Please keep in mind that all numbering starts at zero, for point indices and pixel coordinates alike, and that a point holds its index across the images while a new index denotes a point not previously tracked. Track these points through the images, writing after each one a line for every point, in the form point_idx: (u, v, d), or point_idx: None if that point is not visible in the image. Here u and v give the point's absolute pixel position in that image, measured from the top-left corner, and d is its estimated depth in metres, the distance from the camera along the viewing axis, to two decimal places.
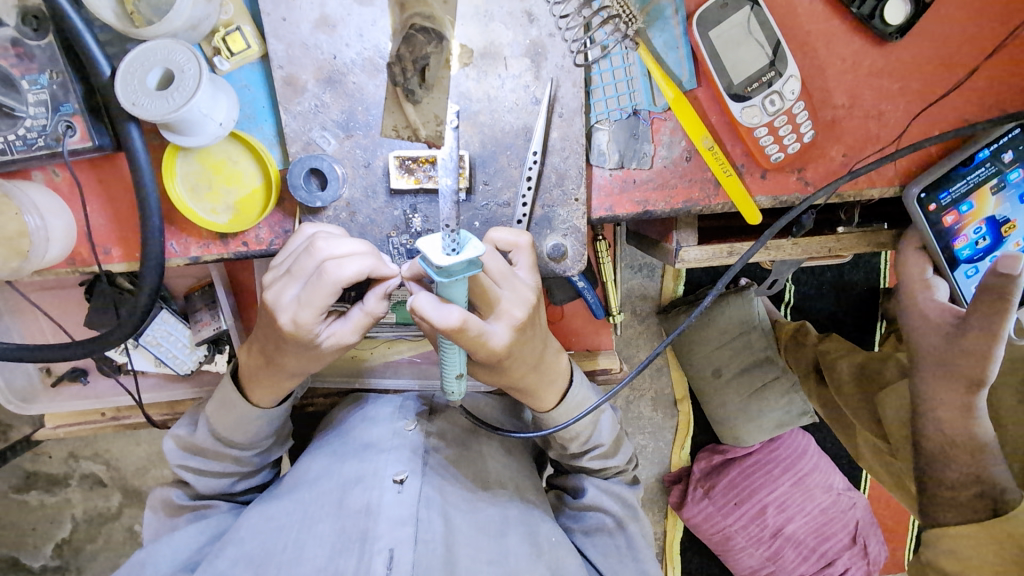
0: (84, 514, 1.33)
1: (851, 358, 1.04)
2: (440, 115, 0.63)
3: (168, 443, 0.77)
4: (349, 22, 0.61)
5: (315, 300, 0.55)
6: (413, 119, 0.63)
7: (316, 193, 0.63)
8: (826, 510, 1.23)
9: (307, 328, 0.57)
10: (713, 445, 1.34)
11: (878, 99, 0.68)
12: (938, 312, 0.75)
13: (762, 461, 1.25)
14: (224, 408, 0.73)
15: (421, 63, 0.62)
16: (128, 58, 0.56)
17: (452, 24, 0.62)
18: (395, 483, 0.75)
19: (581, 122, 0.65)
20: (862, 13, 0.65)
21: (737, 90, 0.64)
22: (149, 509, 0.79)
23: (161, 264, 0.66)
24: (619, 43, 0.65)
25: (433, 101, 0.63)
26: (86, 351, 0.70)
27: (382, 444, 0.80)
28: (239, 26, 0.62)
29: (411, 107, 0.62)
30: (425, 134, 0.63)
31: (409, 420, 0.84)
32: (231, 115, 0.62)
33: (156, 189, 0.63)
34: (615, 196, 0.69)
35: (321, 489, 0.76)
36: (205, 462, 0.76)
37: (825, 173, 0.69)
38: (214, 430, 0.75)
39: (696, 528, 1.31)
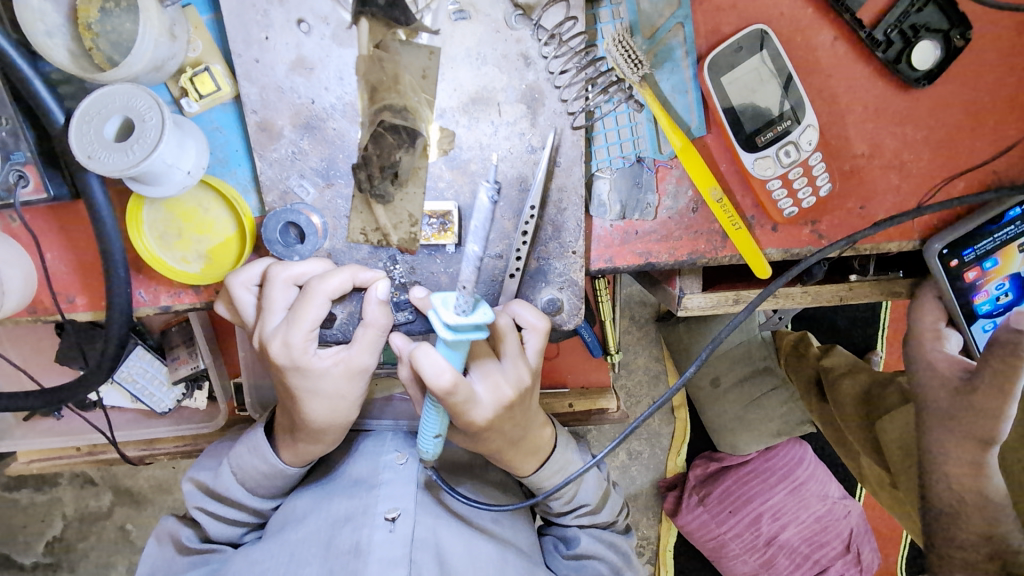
0: (75, 513, 1.29)
1: (856, 378, 1.00)
2: (414, 214, 0.59)
3: (187, 485, 0.71)
4: (328, 64, 0.56)
5: (304, 317, 0.56)
6: (384, 222, 0.59)
7: (294, 247, 0.59)
8: (820, 519, 1.20)
9: (298, 350, 0.57)
10: (708, 453, 1.30)
11: (899, 149, 0.63)
12: (948, 366, 0.72)
13: (758, 471, 1.21)
14: (253, 455, 0.67)
15: (390, 169, 0.58)
16: (83, 105, 0.51)
17: (430, 106, 0.57)
18: (388, 520, 0.71)
19: (581, 171, 0.60)
20: (888, 58, 0.59)
21: (750, 140, 0.59)
22: (154, 541, 0.73)
23: (128, 316, 0.61)
24: (626, 101, 0.60)
25: (406, 198, 0.59)
26: (52, 402, 0.65)
27: (374, 479, 0.76)
28: (207, 65, 0.56)
29: (381, 208, 0.59)
30: (397, 238, 0.60)
31: (400, 453, 0.80)
32: (200, 162, 0.57)
33: (121, 242, 0.58)
34: (616, 247, 0.64)
35: (308, 529, 0.71)
36: (227, 510, 0.70)
37: (841, 227, 0.64)
38: (239, 476, 0.68)
39: (689, 535, 1.27)
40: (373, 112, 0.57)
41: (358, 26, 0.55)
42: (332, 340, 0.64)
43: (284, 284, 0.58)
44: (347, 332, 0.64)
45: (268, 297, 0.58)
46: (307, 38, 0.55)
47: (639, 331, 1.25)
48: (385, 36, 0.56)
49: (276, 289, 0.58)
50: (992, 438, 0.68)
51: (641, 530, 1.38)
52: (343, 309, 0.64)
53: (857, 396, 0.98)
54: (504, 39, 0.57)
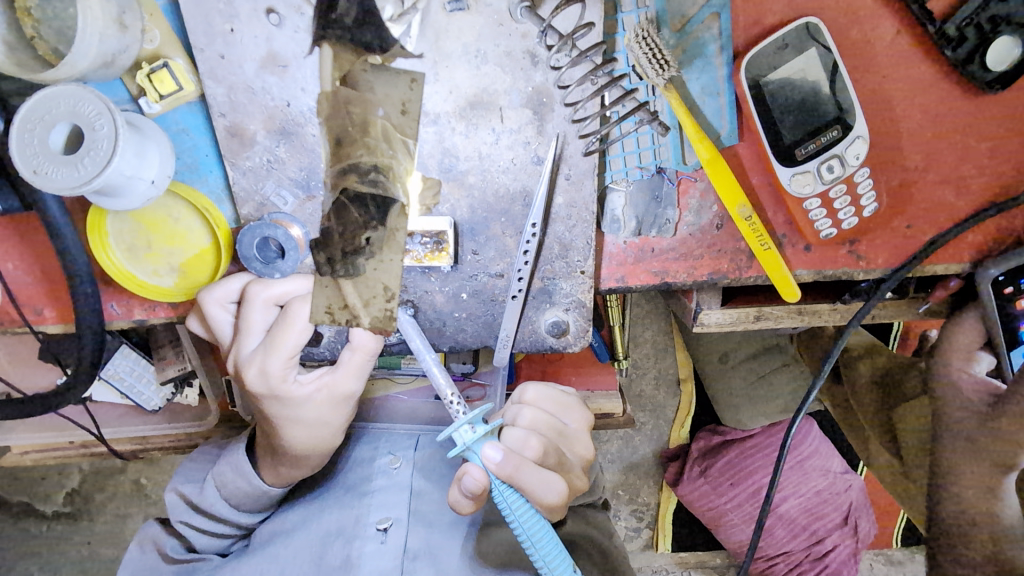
0: (90, 466, 1.27)
1: (873, 361, 0.95)
2: (389, 286, 0.52)
3: (171, 496, 0.70)
4: (304, 61, 0.48)
5: (282, 344, 0.51)
6: (352, 300, 0.52)
7: (275, 263, 0.52)
8: (821, 492, 1.17)
9: (276, 378, 0.52)
10: (714, 425, 1.24)
11: (959, 161, 0.55)
12: (974, 391, 0.67)
13: (762, 445, 1.14)
14: (236, 475, 0.65)
15: (352, 244, 0.52)
16: (24, 110, 0.44)
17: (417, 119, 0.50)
18: (379, 531, 0.69)
19: (592, 185, 0.53)
20: (957, 58, 0.51)
21: (788, 152, 0.52)
22: (133, 548, 0.72)
23: (99, 333, 0.57)
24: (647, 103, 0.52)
25: (380, 269, 0.52)
26: (28, 411, 0.62)
27: (368, 486, 0.74)
28: (167, 59, 0.49)
29: (349, 284, 0.52)
30: (368, 318, 0.52)
31: (394, 457, 0.76)
32: (165, 169, 0.50)
33: (84, 256, 0.53)
34: (629, 266, 0.58)
35: (299, 544, 0.69)
36: (212, 523, 0.69)
37: (882, 248, 0.57)
38: (222, 491, 0.66)
39: (690, 505, 1.24)
40: (338, 175, 0.51)
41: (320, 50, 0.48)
42: (319, 359, 0.59)
43: (262, 306, 0.52)
44: (335, 351, 0.59)
45: (246, 319, 0.52)
46: (279, 31, 0.47)
47: (649, 304, 1.20)
48: (354, 65, 0.49)
49: (254, 310, 0.52)
50: (1013, 465, 0.64)
51: (642, 497, 1.35)
52: (329, 327, 0.58)
53: (875, 390, 0.94)
54: (508, 34, 0.49)
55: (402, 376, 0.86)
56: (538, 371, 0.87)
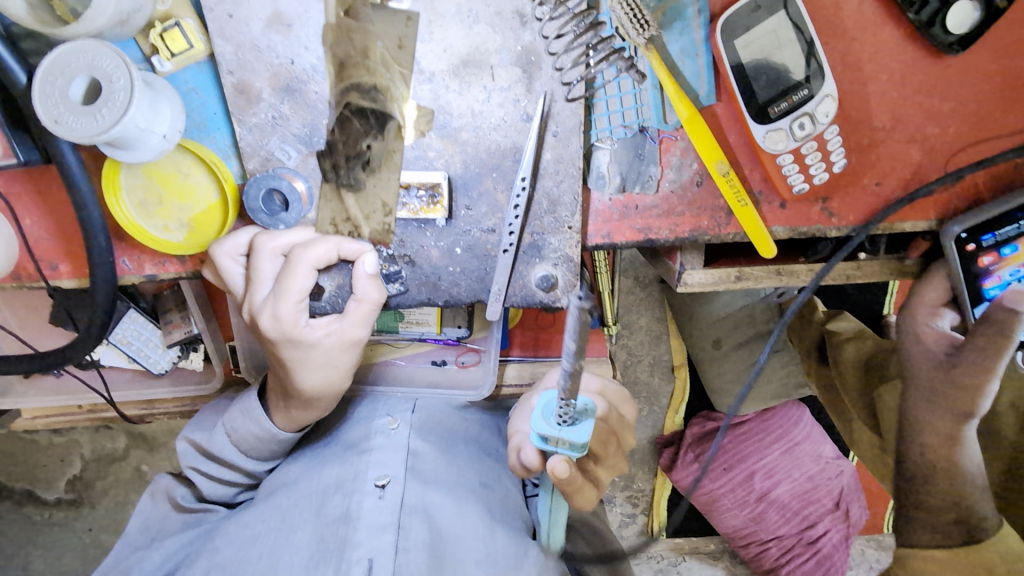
0: (92, 455, 1.31)
1: (858, 343, 0.97)
2: (388, 204, 0.57)
3: (182, 444, 0.76)
4: (307, 21, 0.52)
5: (290, 289, 0.55)
6: (355, 213, 0.57)
7: (279, 215, 0.56)
8: (813, 478, 1.20)
9: (288, 323, 0.56)
10: (707, 413, 1.29)
11: (924, 120, 0.58)
12: (936, 341, 0.69)
13: (754, 430, 1.22)
14: (247, 418, 0.70)
15: (358, 157, 0.56)
16: (46, 64, 0.47)
17: (409, 73, 0.54)
18: (377, 487, 0.73)
19: (578, 142, 0.56)
20: (920, 19, 0.54)
21: (762, 110, 0.55)
22: (147, 496, 0.79)
23: (112, 284, 0.60)
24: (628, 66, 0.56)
25: (378, 185, 0.56)
26: (31, 369, 0.66)
27: (365, 445, 0.77)
28: (178, 20, 0.52)
29: (351, 199, 0.57)
30: (369, 230, 0.58)
31: (392, 418, 0.80)
32: (176, 125, 0.54)
33: (98, 208, 0.56)
34: (615, 222, 0.61)
35: (301, 494, 0.74)
36: (219, 470, 0.75)
37: (852, 204, 0.61)
38: (232, 435, 0.72)
39: (682, 489, 1.28)
40: (340, 94, 0.54)
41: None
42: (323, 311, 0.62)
43: (270, 255, 0.56)
44: (336, 304, 0.61)
45: (255, 269, 0.56)
46: None
47: (642, 291, 1.24)
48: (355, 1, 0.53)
49: (263, 260, 0.56)
50: (977, 415, 0.68)
51: (636, 483, 1.38)
52: (330, 280, 0.61)
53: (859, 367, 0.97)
54: None
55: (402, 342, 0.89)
56: (530, 338, 0.91)
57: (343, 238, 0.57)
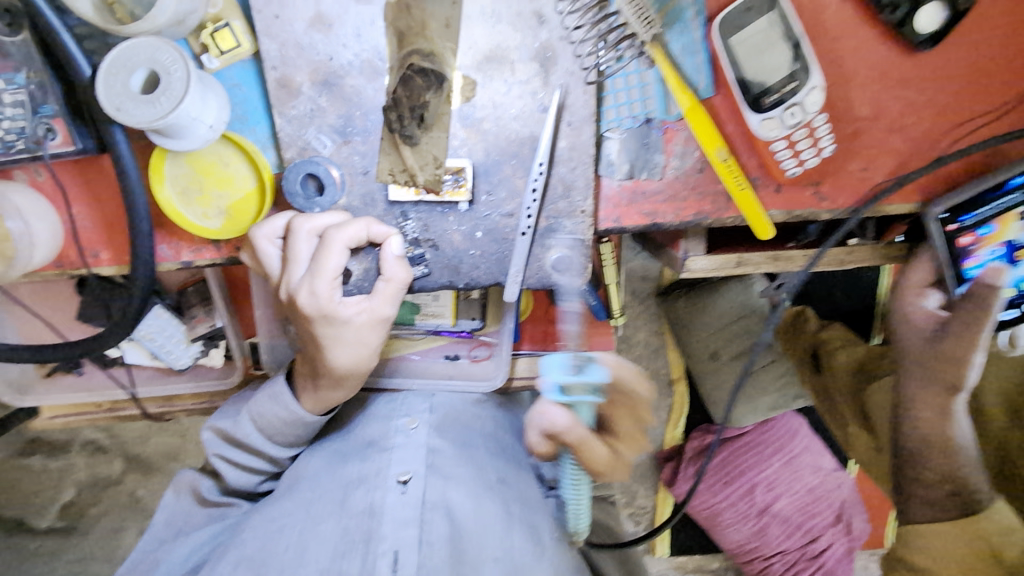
0: (87, 479, 1.28)
1: (850, 350, 1.06)
2: (439, 157, 0.61)
3: (206, 433, 0.79)
4: (346, 21, 0.57)
5: (326, 266, 0.59)
6: (410, 164, 0.61)
7: (314, 199, 0.61)
8: (813, 490, 1.23)
9: (324, 299, 0.59)
10: (707, 425, 1.28)
11: (902, 110, 0.64)
12: (923, 319, 0.76)
13: (754, 442, 1.23)
14: (274, 403, 0.74)
15: (418, 110, 0.60)
16: (110, 57, 0.52)
17: (453, 53, 0.59)
18: (400, 483, 0.75)
19: (591, 131, 0.61)
20: (894, 19, 0.61)
21: (756, 100, 0.61)
22: (170, 491, 0.81)
23: (153, 271, 0.64)
24: (636, 55, 0.61)
25: (432, 141, 0.60)
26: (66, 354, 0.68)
27: (385, 442, 0.80)
28: (228, 21, 0.57)
29: (409, 150, 0.60)
30: (423, 178, 0.61)
31: (411, 418, 0.83)
32: (222, 116, 0.58)
33: (144, 195, 0.60)
34: (623, 208, 0.66)
35: (324, 488, 0.76)
36: (246, 457, 0.79)
37: (841, 188, 0.66)
38: (258, 422, 0.75)
39: (684, 505, 1.29)
40: (404, 56, 0.59)
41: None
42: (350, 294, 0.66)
43: (306, 236, 0.60)
44: (363, 287, 0.65)
45: (292, 250, 0.60)
46: None
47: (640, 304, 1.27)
48: None
49: (300, 240, 0.60)
50: (960, 386, 0.74)
51: (638, 500, 1.39)
52: (358, 264, 0.65)
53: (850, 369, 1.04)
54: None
55: (415, 335, 0.92)
56: (540, 331, 0.95)
57: (373, 221, 0.61)
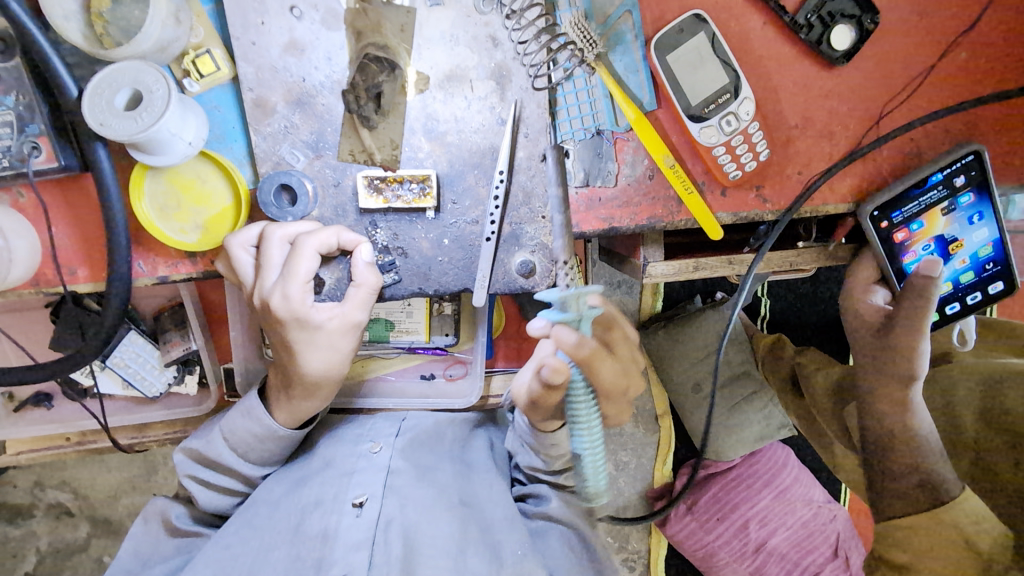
0: (48, 547, 1.26)
1: (828, 370, 1.03)
2: (396, 142, 0.65)
3: (179, 455, 0.78)
4: (318, 46, 0.62)
5: (299, 270, 0.61)
6: (368, 145, 0.65)
7: (287, 209, 0.64)
8: (807, 523, 1.23)
9: (297, 302, 0.62)
10: (694, 461, 1.29)
11: (828, 118, 0.71)
12: (871, 313, 0.82)
13: (744, 476, 1.23)
14: (247, 419, 0.75)
15: (374, 92, 0.65)
16: (96, 79, 0.56)
17: (408, 54, 0.64)
18: (355, 506, 0.75)
19: (546, 142, 0.66)
20: (811, 39, 0.68)
21: (694, 111, 0.67)
22: (140, 520, 0.79)
23: (128, 288, 0.66)
24: (581, 67, 0.67)
25: (388, 128, 0.65)
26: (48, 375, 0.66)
27: (347, 465, 0.79)
28: (209, 49, 0.62)
29: (366, 134, 0.65)
30: (380, 159, 0.65)
31: (375, 443, 0.83)
32: (201, 134, 0.62)
33: (122, 207, 0.63)
34: (582, 213, 0.70)
35: (281, 514, 0.75)
36: (218, 478, 0.78)
37: (780, 189, 0.72)
38: (231, 442, 0.76)
39: (678, 545, 1.27)
40: (357, 45, 0.63)
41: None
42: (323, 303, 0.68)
43: (280, 243, 0.63)
44: (336, 296, 0.68)
45: (265, 256, 0.62)
46: (299, 23, 0.62)
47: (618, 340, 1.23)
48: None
49: (273, 247, 0.62)
50: (915, 376, 0.79)
51: (631, 543, 1.33)
52: (330, 273, 0.67)
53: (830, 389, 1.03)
54: (474, 23, 0.64)
55: (392, 354, 0.93)
56: (514, 348, 0.97)
57: (344, 230, 0.65)
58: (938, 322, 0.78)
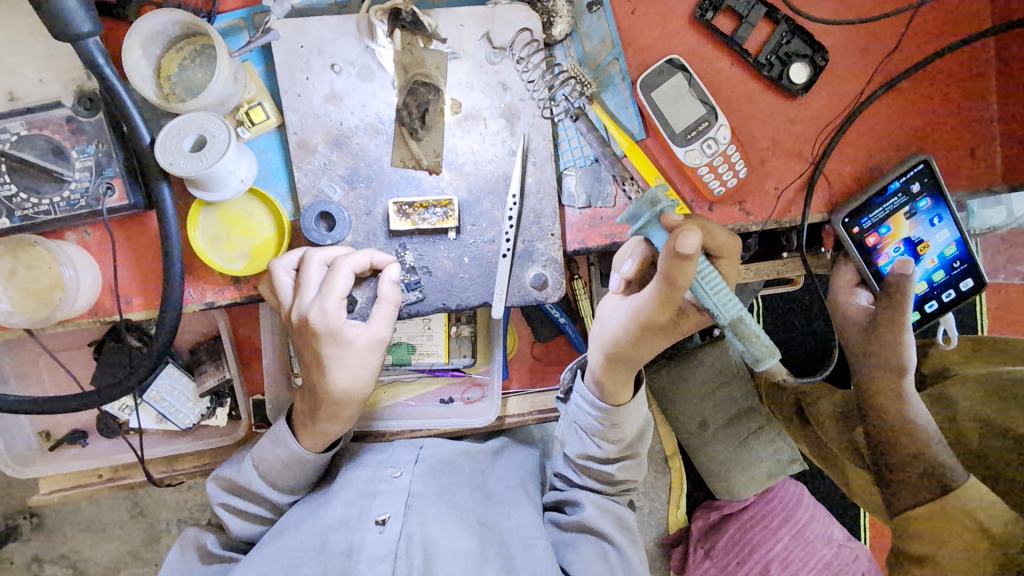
0: None
1: (831, 399, 1.06)
2: (439, 150, 0.75)
3: (212, 483, 0.81)
4: (353, 95, 0.73)
5: (335, 287, 0.68)
6: (417, 152, 0.74)
7: (325, 235, 0.73)
8: (830, 563, 1.23)
9: (332, 315, 0.68)
10: (708, 503, 1.32)
11: (795, 140, 0.82)
12: (856, 313, 0.90)
13: (760, 516, 1.24)
14: (276, 447, 0.78)
15: (422, 108, 0.74)
16: (166, 128, 0.66)
17: (446, 79, 0.74)
18: (377, 523, 0.78)
19: (552, 168, 0.76)
20: (772, 75, 0.80)
21: (679, 137, 0.78)
22: (176, 548, 0.81)
23: (176, 318, 0.72)
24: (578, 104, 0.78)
25: (432, 138, 0.74)
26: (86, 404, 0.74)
27: (370, 488, 0.83)
28: (260, 102, 0.73)
29: (415, 142, 0.74)
30: (428, 162, 0.74)
31: (396, 468, 0.86)
32: (251, 173, 0.71)
33: (178, 236, 0.70)
34: (586, 231, 0.79)
35: (305, 533, 0.77)
36: (248, 505, 0.80)
37: (760, 203, 0.81)
38: (258, 469, 0.79)
39: None
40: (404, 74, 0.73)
41: (393, 36, 0.71)
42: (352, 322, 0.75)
43: (318, 265, 0.70)
44: (365, 314, 0.75)
45: (306, 275, 0.70)
46: (338, 77, 0.72)
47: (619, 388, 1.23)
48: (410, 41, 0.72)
49: (313, 268, 0.70)
50: (906, 367, 0.86)
51: None
52: (361, 293, 0.75)
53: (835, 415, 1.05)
54: (486, 72, 0.75)
55: (406, 379, 0.97)
56: (526, 371, 1.00)
57: (376, 253, 0.73)
58: (920, 321, 0.86)
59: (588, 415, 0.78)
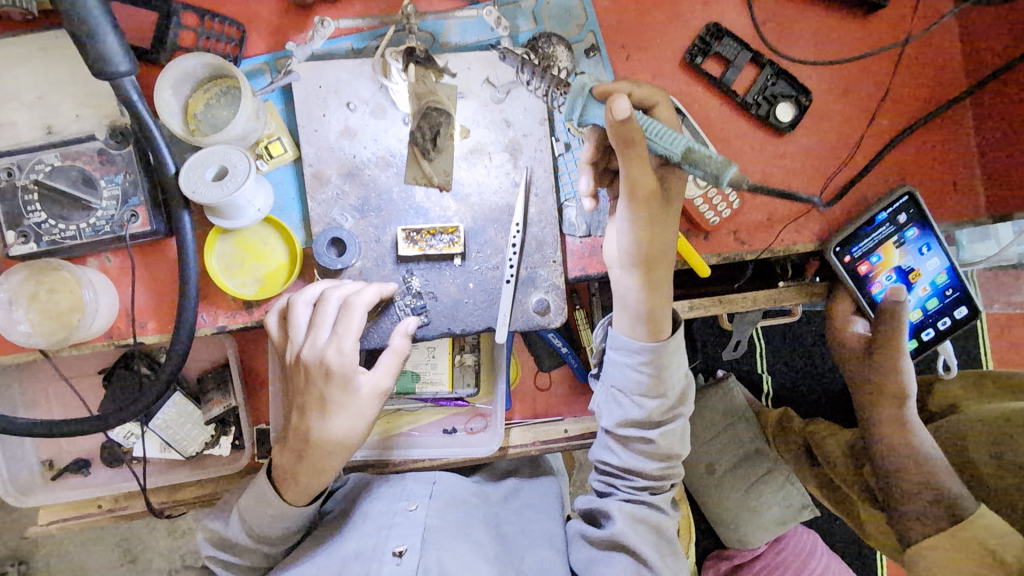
0: None
1: (839, 437, 1.05)
2: (449, 170, 0.79)
3: (200, 536, 0.79)
4: (367, 130, 0.78)
5: (353, 327, 0.70)
6: (429, 172, 0.78)
7: (336, 259, 0.76)
8: None
9: (350, 356, 0.70)
10: (718, 552, 1.28)
11: (784, 173, 0.86)
12: (854, 340, 0.91)
13: (772, 566, 1.20)
14: (260, 505, 0.74)
15: (434, 131, 0.79)
16: (192, 160, 0.70)
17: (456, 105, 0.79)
18: (395, 555, 0.78)
19: (553, 199, 0.80)
20: (760, 113, 0.85)
21: None
22: None
23: (189, 342, 0.73)
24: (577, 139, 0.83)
25: (443, 159, 0.79)
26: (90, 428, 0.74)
27: (384, 520, 0.82)
28: (279, 137, 0.78)
29: (427, 163, 0.78)
30: (439, 180, 0.78)
31: (411, 501, 0.85)
32: (268, 203, 0.75)
33: (195, 265, 0.73)
34: (587, 259, 0.82)
35: (323, 563, 0.78)
36: (237, 559, 0.77)
37: (753, 231, 0.84)
38: (246, 526, 0.75)
39: None
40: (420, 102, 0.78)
41: (407, 71, 0.77)
42: None
43: (333, 303, 0.71)
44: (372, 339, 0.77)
45: (320, 312, 0.70)
46: (353, 114, 0.78)
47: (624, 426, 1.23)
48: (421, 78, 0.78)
49: (328, 306, 0.71)
50: (906, 396, 0.88)
51: None
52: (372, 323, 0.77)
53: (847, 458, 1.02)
54: (491, 110, 0.80)
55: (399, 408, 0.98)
56: (530, 402, 1.01)
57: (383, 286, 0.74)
58: (918, 350, 0.88)
59: (626, 374, 0.75)
